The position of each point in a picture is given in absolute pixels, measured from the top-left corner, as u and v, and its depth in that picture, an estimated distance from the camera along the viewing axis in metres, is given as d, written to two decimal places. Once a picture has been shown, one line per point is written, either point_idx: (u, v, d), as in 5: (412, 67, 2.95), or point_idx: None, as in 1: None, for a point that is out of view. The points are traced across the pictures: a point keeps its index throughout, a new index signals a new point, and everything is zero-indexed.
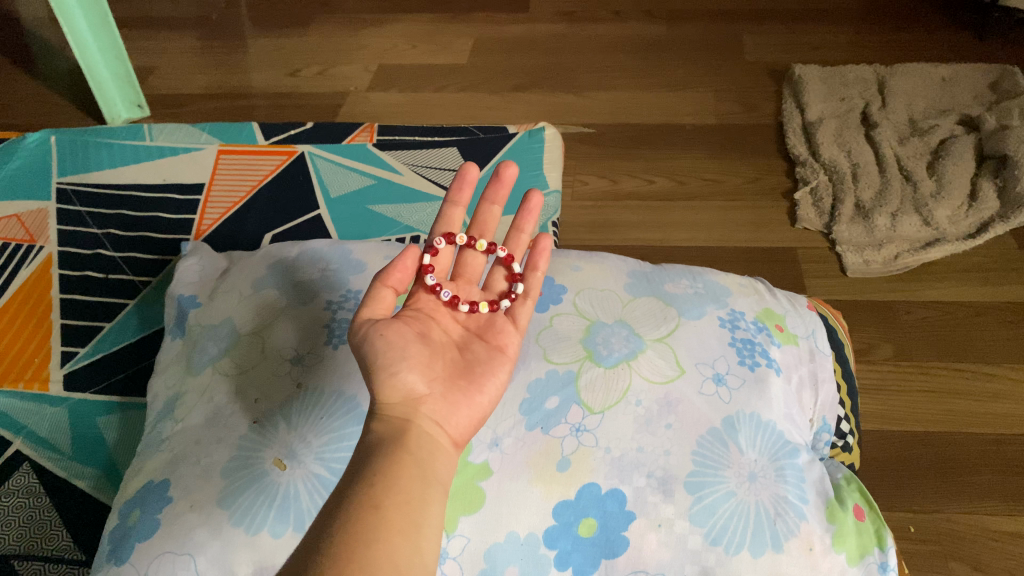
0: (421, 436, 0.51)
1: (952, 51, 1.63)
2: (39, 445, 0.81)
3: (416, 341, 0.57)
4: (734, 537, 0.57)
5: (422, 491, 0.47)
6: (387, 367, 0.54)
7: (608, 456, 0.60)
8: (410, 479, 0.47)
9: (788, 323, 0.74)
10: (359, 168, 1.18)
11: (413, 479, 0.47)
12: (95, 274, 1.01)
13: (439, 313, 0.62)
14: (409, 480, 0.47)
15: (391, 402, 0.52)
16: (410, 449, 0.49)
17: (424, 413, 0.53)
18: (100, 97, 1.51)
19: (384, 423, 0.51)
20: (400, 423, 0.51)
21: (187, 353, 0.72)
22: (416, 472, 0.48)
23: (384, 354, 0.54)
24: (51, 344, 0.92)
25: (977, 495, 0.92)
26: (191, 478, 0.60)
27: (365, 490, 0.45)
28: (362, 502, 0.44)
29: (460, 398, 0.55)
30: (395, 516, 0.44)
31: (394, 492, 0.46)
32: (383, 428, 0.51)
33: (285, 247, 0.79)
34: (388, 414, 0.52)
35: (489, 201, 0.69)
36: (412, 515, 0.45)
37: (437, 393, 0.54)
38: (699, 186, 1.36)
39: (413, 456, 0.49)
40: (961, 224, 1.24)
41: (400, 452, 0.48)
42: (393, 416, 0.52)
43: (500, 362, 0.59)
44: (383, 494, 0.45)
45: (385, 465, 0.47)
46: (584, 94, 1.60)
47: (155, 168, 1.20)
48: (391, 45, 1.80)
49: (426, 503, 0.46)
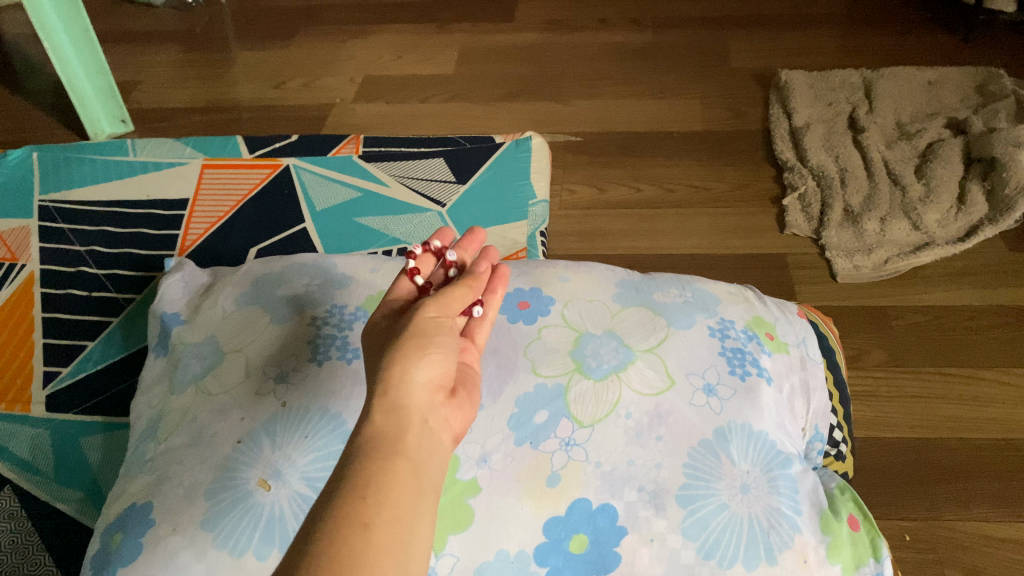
0: (423, 431, 0.45)
1: (937, 54, 1.63)
2: (21, 468, 0.79)
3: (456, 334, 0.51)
4: (728, 551, 0.56)
5: (415, 503, 0.41)
6: (431, 343, 0.48)
7: (599, 470, 0.59)
8: (404, 490, 0.41)
9: (778, 331, 0.73)
10: (345, 180, 1.17)
11: (407, 489, 0.41)
12: (78, 292, 0.99)
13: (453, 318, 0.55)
14: (401, 493, 0.41)
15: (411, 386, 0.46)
16: (408, 450, 0.43)
17: (435, 405, 0.47)
18: (82, 114, 1.49)
19: (385, 411, 0.44)
20: (404, 413, 0.45)
21: (170, 372, 0.70)
22: (412, 480, 0.42)
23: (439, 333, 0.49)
24: (34, 364, 0.91)
25: (971, 501, 0.91)
26: (174, 499, 0.59)
27: (353, 504, 0.39)
28: (347, 519, 0.38)
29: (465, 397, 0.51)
30: (383, 537, 0.38)
31: (384, 507, 0.40)
32: (385, 418, 0.44)
33: (269, 263, 0.78)
34: (396, 397, 0.45)
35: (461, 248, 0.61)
36: (402, 535, 0.39)
37: (447, 389, 0.49)
38: (687, 193, 1.35)
39: (413, 461, 0.43)
40: (950, 228, 1.23)
41: (396, 454, 0.42)
42: (400, 402, 0.45)
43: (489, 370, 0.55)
44: (372, 510, 0.39)
45: (380, 472, 0.41)
46: (571, 103, 1.60)
47: (139, 184, 1.18)
48: (376, 56, 1.79)
49: (417, 519, 0.40)
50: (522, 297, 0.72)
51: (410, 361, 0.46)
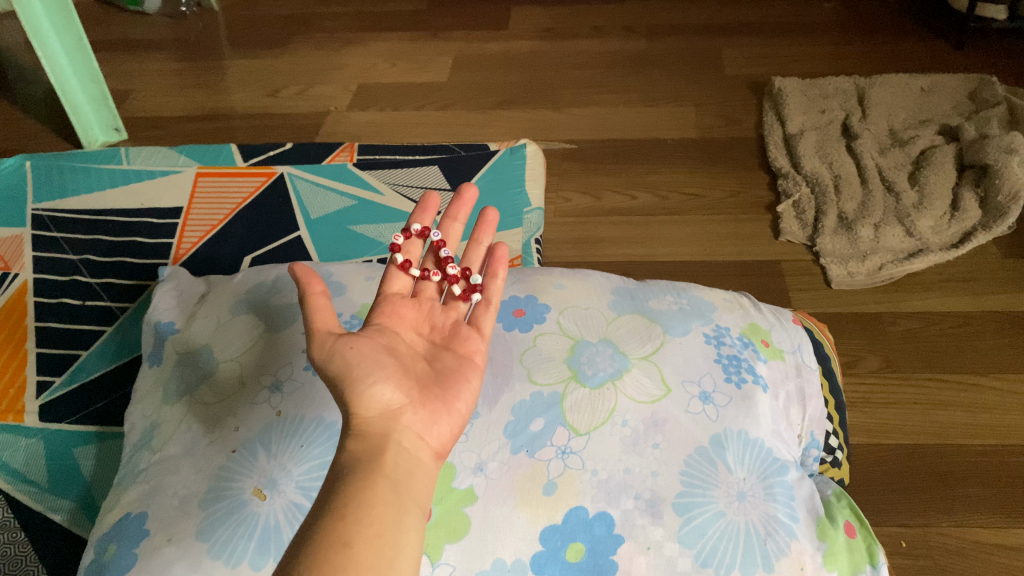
0: (400, 452, 0.48)
1: (929, 61, 1.64)
2: (14, 478, 0.79)
3: (385, 354, 0.54)
4: (725, 558, 0.56)
5: (395, 519, 0.43)
6: (363, 379, 0.51)
7: (595, 478, 0.59)
8: (383, 507, 0.43)
9: (774, 338, 0.73)
10: (339, 188, 1.17)
11: (386, 506, 0.43)
12: (72, 300, 0.99)
13: (400, 328, 0.59)
14: (381, 509, 0.43)
15: (369, 416, 0.49)
16: (385, 472, 0.46)
17: (405, 426, 0.50)
18: (76, 122, 1.49)
19: (357, 438, 0.48)
20: (378, 439, 0.48)
21: (164, 382, 0.70)
22: (391, 497, 0.44)
23: (356, 367, 0.51)
24: (27, 373, 0.90)
25: (966, 508, 0.91)
26: (169, 510, 0.58)
27: (333, 524, 0.41)
28: (327, 539, 0.40)
29: (438, 408, 0.53)
30: (365, 554, 0.40)
31: (365, 525, 0.42)
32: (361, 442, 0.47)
33: (264, 271, 0.78)
34: (364, 427, 0.49)
35: (450, 219, 0.68)
36: (384, 551, 0.41)
37: (414, 402, 0.52)
38: (682, 201, 1.36)
39: (389, 479, 0.45)
40: (943, 234, 1.24)
41: (375, 475, 0.45)
42: (369, 432, 0.48)
43: (470, 369, 0.58)
44: (352, 529, 0.41)
45: (357, 492, 0.43)
46: (565, 110, 1.60)
47: (133, 192, 1.18)
48: (371, 64, 1.80)
49: (401, 534, 0.43)
50: (517, 306, 0.72)
51: (359, 397, 0.50)
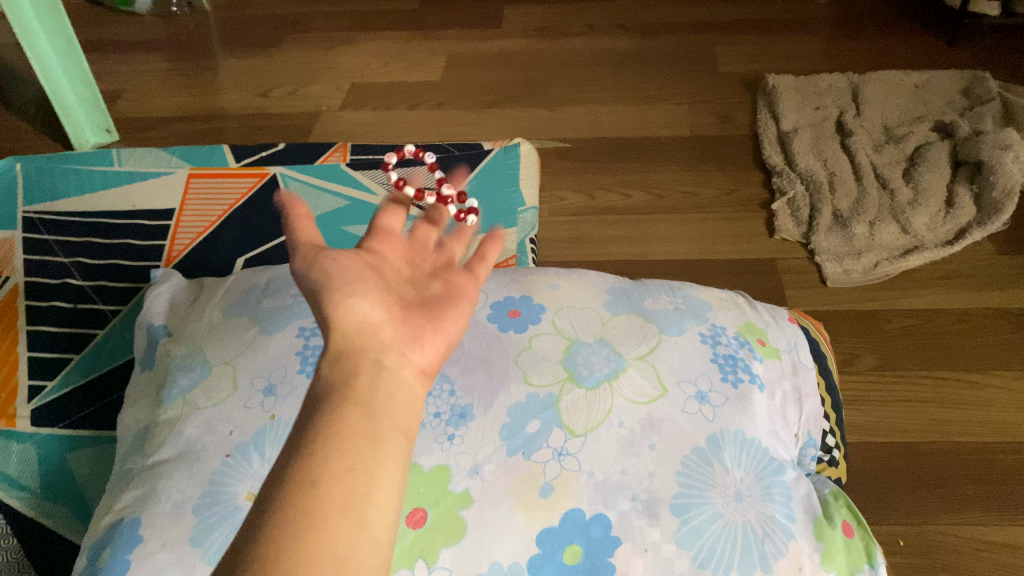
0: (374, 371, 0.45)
1: (923, 57, 1.64)
2: (6, 483, 0.78)
3: (367, 271, 0.52)
4: (722, 559, 0.55)
5: (370, 450, 0.41)
6: (340, 292, 0.49)
7: (591, 480, 0.58)
8: (355, 439, 0.41)
9: (769, 337, 0.73)
10: (332, 189, 1.16)
11: (358, 435, 0.41)
12: (64, 304, 0.98)
13: (391, 251, 0.56)
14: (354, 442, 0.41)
15: (346, 329, 0.47)
16: (357, 397, 0.43)
17: (384, 342, 0.47)
18: (66, 124, 1.48)
19: (332, 363, 0.45)
20: (349, 353, 0.45)
21: (157, 384, 0.69)
22: (364, 426, 0.41)
23: (334, 280, 0.49)
24: (18, 377, 0.90)
25: (964, 506, 0.91)
26: (162, 515, 0.58)
27: (301, 462, 0.39)
28: (296, 478, 0.39)
29: (422, 326, 0.50)
30: (332, 493, 0.38)
31: (334, 461, 0.40)
32: None
33: (257, 273, 0.78)
34: (338, 341, 0.46)
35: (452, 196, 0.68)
36: (356, 485, 0.39)
37: (395, 319, 0.49)
38: (676, 199, 1.36)
39: (363, 407, 0.42)
40: (938, 231, 1.24)
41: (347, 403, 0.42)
42: (343, 352, 0.45)
43: (465, 297, 0.54)
44: (321, 466, 0.39)
45: (329, 425, 0.41)
46: (559, 109, 1.60)
47: (125, 194, 1.17)
48: (364, 63, 1.79)
49: (375, 466, 0.40)
50: (512, 306, 0.72)
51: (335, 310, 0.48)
